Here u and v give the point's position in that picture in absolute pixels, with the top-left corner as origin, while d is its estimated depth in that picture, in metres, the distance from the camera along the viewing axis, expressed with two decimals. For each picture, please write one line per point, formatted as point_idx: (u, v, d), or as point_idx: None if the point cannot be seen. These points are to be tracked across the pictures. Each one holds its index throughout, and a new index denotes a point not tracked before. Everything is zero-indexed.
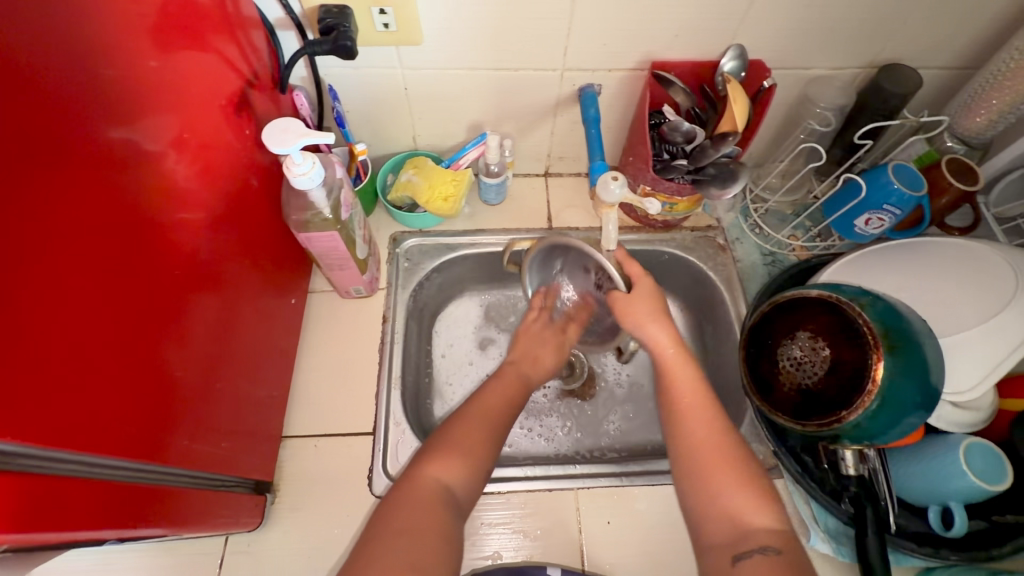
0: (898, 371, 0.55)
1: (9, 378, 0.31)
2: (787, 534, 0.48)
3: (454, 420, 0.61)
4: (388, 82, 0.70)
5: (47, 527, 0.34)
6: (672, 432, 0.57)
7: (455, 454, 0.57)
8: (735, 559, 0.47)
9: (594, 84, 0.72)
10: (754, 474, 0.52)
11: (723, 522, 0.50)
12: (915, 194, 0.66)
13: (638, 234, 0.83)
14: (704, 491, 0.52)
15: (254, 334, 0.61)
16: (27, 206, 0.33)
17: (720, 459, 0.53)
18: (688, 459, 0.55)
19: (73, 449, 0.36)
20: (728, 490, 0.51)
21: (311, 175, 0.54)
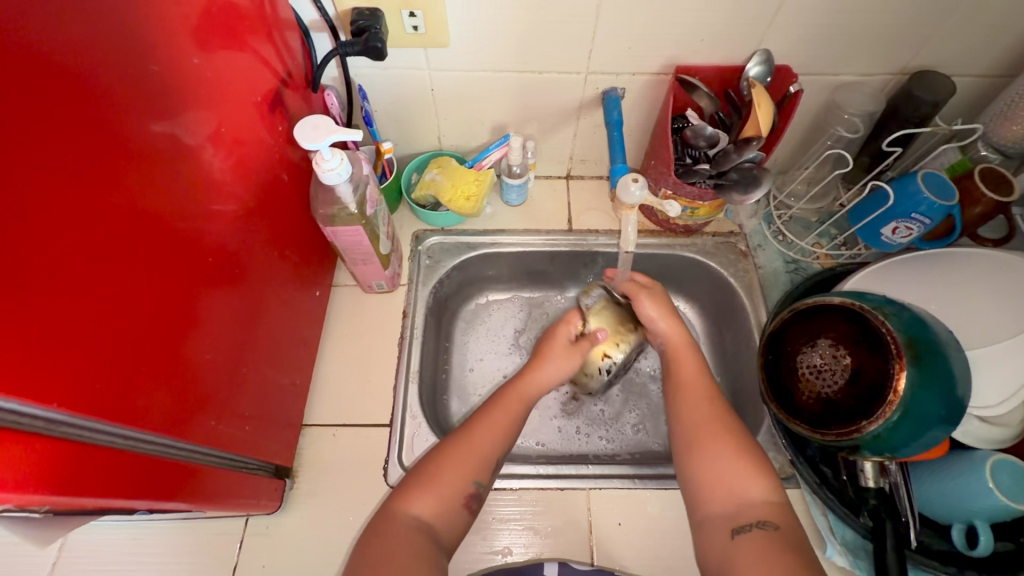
0: (922, 383, 0.53)
1: (57, 351, 0.34)
2: (780, 504, 0.54)
3: (431, 460, 0.60)
4: (416, 83, 0.71)
5: (83, 492, 0.36)
6: (678, 414, 0.63)
7: (433, 495, 0.56)
8: (735, 532, 0.52)
9: (618, 87, 0.72)
10: (752, 451, 0.57)
11: (722, 498, 0.55)
12: (945, 203, 0.65)
13: (658, 238, 0.83)
14: (704, 467, 0.57)
15: (280, 324, 0.64)
16: (79, 191, 0.36)
17: (723, 438, 0.58)
18: (691, 438, 0.59)
19: (110, 421, 0.38)
20: (730, 466, 0.56)
21: (339, 170, 0.56)
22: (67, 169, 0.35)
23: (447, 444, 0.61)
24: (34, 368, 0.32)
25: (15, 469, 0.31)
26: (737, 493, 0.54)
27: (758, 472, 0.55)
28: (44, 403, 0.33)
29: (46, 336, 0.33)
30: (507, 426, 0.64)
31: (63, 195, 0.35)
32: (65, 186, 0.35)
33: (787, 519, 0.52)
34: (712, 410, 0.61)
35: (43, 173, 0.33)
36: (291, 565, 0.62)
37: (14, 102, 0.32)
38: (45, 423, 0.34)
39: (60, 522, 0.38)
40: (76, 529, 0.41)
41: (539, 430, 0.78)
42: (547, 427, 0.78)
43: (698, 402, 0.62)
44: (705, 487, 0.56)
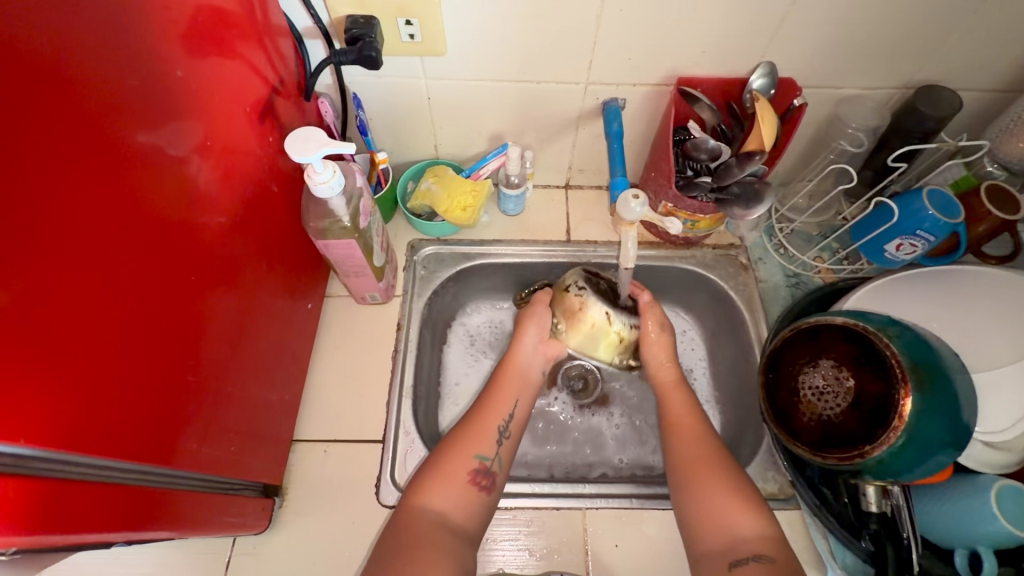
0: (926, 408, 0.52)
1: (20, 383, 0.32)
2: (775, 539, 0.52)
3: (441, 451, 0.60)
4: (412, 91, 0.70)
5: (53, 530, 0.34)
6: (671, 451, 0.62)
7: (450, 483, 0.57)
8: (733, 565, 0.50)
9: (618, 98, 0.70)
10: (745, 489, 0.56)
11: (717, 532, 0.53)
12: (951, 221, 0.63)
13: (657, 251, 0.82)
14: (697, 501, 0.56)
15: (268, 339, 0.62)
16: (52, 214, 0.34)
17: (715, 476, 0.57)
18: (684, 474, 0.58)
19: (83, 452, 0.36)
20: (723, 502, 0.55)
21: (331, 183, 0.55)
22: (40, 191, 0.33)
23: (455, 434, 0.62)
24: (0, 404, 0.31)
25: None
26: (731, 528, 0.53)
27: (750, 506, 0.54)
28: (8, 440, 0.31)
29: (12, 369, 0.31)
30: (505, 410, 0.65)
31: (33, 218, 0.33)
32: (36, 209, 0.33)
33: (783, 550, 0.51)
34: (705, 446, 0.60)
35: (13, 196, 0.32)
36: None
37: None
38: (12, 460, 0.32)
39: (30, 560, 0.36)
40: (49, 564, 0.39)
41: (532, 447, 0.77)
42: (543, 443, 0.77)
43: (689, 441, 0.61)
44: (700, 522, 0.55)
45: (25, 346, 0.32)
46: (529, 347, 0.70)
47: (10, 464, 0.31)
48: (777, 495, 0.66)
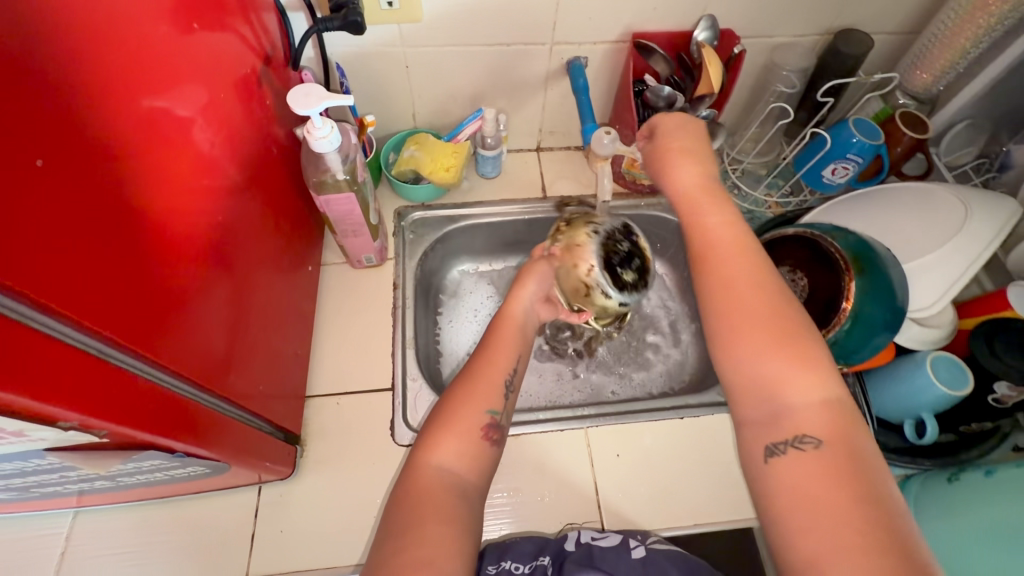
0: (868, 293, 0.61)
1: (102, 290, 0.37)
2: (833, 408, 0.43)
3: (448, 403, 0.59)
4: (390, 60, 0.74)
5: (122, 419, 0.39)
6: (710, 286, 0.50)
7: (459, 438, 0.56)
8: (770, 453, 0.43)
9: (580, 56, 0.77)
10: (798, 344, 0.46)
11: (760, 406, 0.45)
12: (874, 143, 0.74)
13: (626, 200, 0.89)
14: (739, 371, 0.47)
15: (277, 296, 0.66)
16: (103, 151, 0.39)
17: (761, 337, 0.46)
18: (722, 334, 0.48)
19: (146, 359, 0.41)
20: (771, 369, 0.45)
21: (330, 138, 0.59)
22: (92, 129, 0.38)
23: (459, 388, 0.60)
24: (88, 301, 0.36)
25: (50, 383, 0.33)
26: (777, 400, 0.45)
27: (805, 369, 0.45)
28: (77, 322, 0.35)
29: (94, 274, 0.36)
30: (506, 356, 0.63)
31: (93, 153, 0.38)
32: (95, 147, 0.38)
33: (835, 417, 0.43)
34: (751, 286, 0.49)
35: (77, 131, 0.36)
36: (310, 527, 0.64)
37: (36, 64, 0.34)
38: (99, 353, 0.37)
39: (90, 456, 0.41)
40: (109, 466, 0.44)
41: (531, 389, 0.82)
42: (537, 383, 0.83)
43: (729, 269, 0.50)
44: (740, 382, 0.47)
45: (88, 247, 0.36)
46: (530, 297, 0.69)
47: (96, 351, 0.36)
48: None
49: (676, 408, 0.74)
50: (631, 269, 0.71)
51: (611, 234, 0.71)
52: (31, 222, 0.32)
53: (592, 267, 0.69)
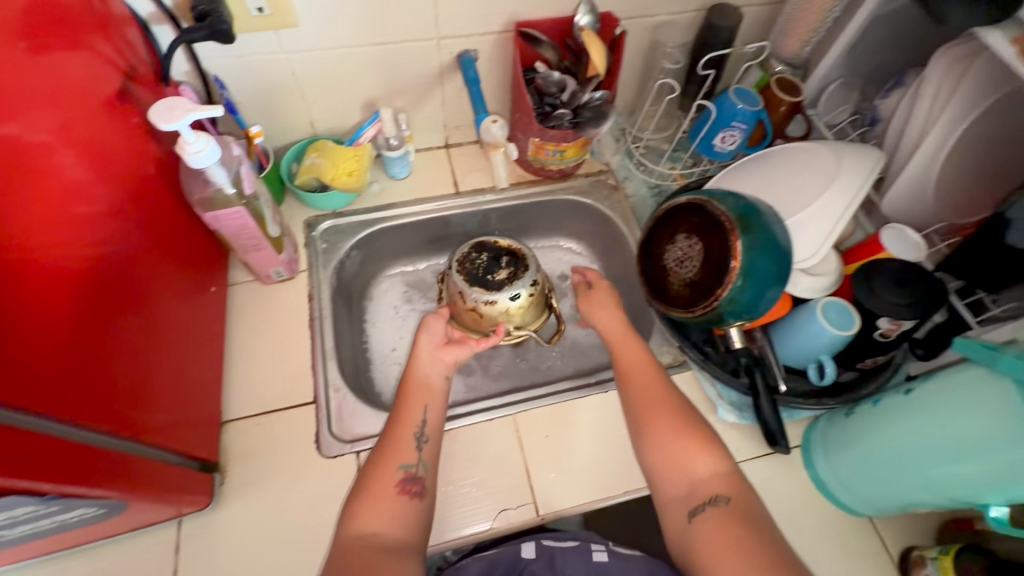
0: (755, 248, 0.64)
1: None
2: (730, 477, 0.55)
3: (367, 471, 0.59)
4: (273, 67, 0.72)
5: None
6: (632, 396, 0.63)
7: (380, 503, 0.56)
8: (691, 515, 0.53)
9: (470, 49, 0.78)
10: (697, 426, 0.59)
11: (677, 478, 0.56)
12: (754, 109, 0.78)
13: (538, 186, 0.91)
14: (657, 448, 0.58)
15: (179, 321, 0.63)
16: None
17: (668, 421, 0.59)
18: (641, 418, 0.61)
19: (9, 403, 0.38)
20: (681, 445, 0.57)
21: (206, 152, 0.57)
22: None
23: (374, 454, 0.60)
24: None
25: None
26: (688, 472, 0.56)
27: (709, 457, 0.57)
28: None
29: None
30: (417, 413, 0.63)
31: None
32: None
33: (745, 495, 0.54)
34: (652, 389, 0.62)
35: None
36: (240, 553, 0.62)
37: None
38: None
39: None
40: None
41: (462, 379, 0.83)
42: (468, 375, 0.84)
43: (647, 383, 0.63)
44: (664, 476, 0.57)
45: None
46: (432, 355, 0.67)
47: None
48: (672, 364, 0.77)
49: (601, 383, 0.76)
50: (500, 268, 0.76)
51: (464, 258, 0.77)
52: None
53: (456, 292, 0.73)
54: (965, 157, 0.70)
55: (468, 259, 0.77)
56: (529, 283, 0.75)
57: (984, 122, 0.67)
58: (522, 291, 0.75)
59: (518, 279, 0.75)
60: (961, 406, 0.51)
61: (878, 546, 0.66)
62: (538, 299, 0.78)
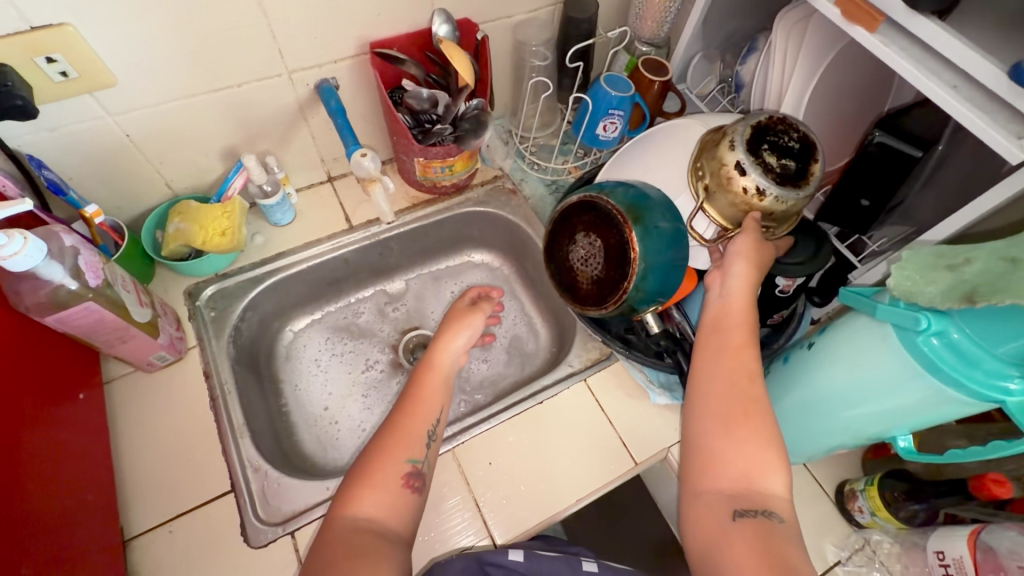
0: (649, 236, 0.64)
1: None
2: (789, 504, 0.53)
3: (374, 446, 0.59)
4: (100, 133, 0.64)
5: None
6: (719, 390, 0.59)
7: (380, 491, 0.56)
8: (735, 514, 0.52)
9: (328, 78, 0.73)
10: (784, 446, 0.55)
11: (734, 478, 0.54)
12: (625, 94, 0.79)
13: (435, 206, 0.88)
14: (726, 453, 0.55)
15: (44, 445, 0.54)
16: None
17: (753, 429, 0.56)
18: (725, 415, 0.57)
19: None
20: (755, 452, 0.55)
21: (27, 251, 0.49)
22: None
23: (379, 438, 0.60)
24: None
25: None
26: (748, 479, 0.54)
27: (779, 464, 0.54)
28: None
29: None
30: (431, 404, 0.64)
31: None
32: None
33: (784, 498, 0.53)
34: (749, 390, 0.58)
35: None
36: None
37: None
38: None
39: None
40: None
41: None
42: None
43: (738, 381, 0.59)
44: (710, 470, 0.56)
45: None
46: (459, 348, 0.70)
47: None
48: (600, 358, 0.78)
49: (533, 395, 0.74)
50: (781, 159, 0.62)
51: (770, 126, 0.63)
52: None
53: (731, 135, 0.62)
54: (822, 110, 0.74)
55: (771, 132, 0.63)
56: (754, 187, 0.61)
57: (830, 76, 0.72)
58: (749, 170, 0.61)
59: (746, 181, 0.61)
60: (858, 351, 0.54)
61: (817, 489, 0.69)
62: (724, 194, 0.64)
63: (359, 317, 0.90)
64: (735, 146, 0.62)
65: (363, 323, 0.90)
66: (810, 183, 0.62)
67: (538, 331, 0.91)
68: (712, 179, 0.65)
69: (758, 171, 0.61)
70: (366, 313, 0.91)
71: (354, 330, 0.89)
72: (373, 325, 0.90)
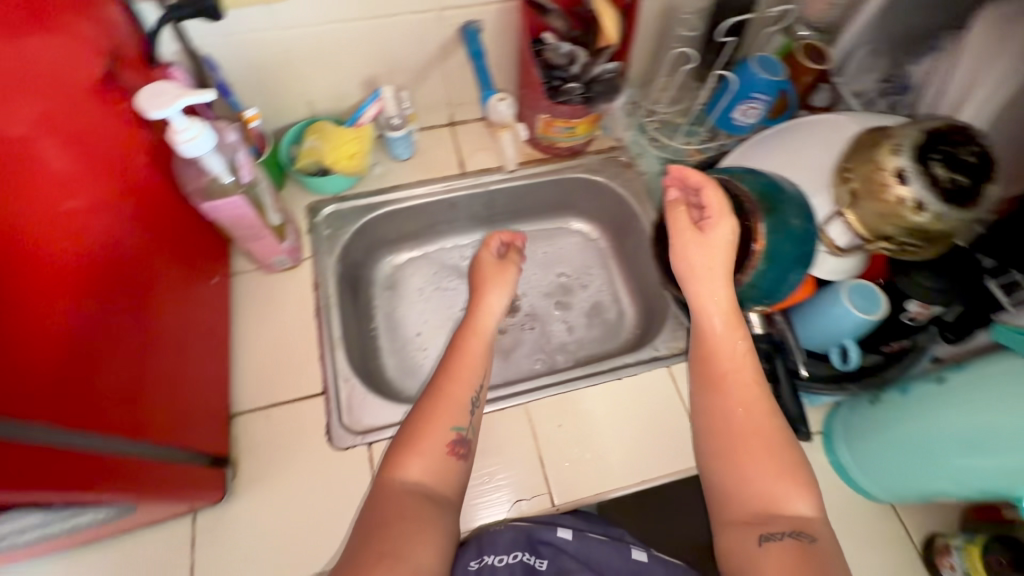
0: (777, 232, 0.60)
1: None
2: (817, 519, 0.50)
3: (413, 421, 0.56)
4: (266, 45, 0.69)
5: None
6: (712, 414, 0.55)
7: (427, 457, 0.54)
8: (762, 539, 0.48)
9: (474, 20, 0.74)
10: (795, 462, 0.52)
11: (755, 501, 0.51)
12: (776, 79, 0.73)
13: (547, 165, 0.88)
14: (737, 475, 0.52)
15: (179, 315, 0.61)
16: None
17: (759, 452, 0.52)
18: (726, 439, 0.54)
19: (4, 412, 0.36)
20: (769, 475, 0.51)
21: (198, 139, 0.54)
22: None
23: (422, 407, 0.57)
24: None
25: None
26: (769, 501, 0.51)
27: (799, 486, 0.51)
28: None
29: None
30: (471, 371, 0.59)
31: None
32: None
33: (816, 520, 0.50)
34: (749, 417, 0.54)
35: None
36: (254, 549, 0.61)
37: None
38: None
39: None
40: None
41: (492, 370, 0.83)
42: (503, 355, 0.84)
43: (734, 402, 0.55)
44: (728, 496, 0.52)
45: None
46: (498, 309, 0.65)
47: None
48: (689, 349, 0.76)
49: (614, 370, 0.74)
50: (949, 176, 0.56)
51: (945, 137, 0.57)
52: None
53: (899, 138, 0.57)
54: (1014, 125, 0.64)
55: (944, 144, 0.57)
56: (912, 199, 0.56)
57: None
58: (910, 181, 0.56)
59: (904, 192, 0.56)
60: (981, 403, 0.50)
61: (901, 533, 0.64)
62: (873, 202, 0.59)
63: (465, 260, 0.92)
64: (901, 151, 0.56)
65: (461, 265, 0.92)
66: (978, 208, 0.56)
67: (625, 311, 0.89)
68: (861, 184, 0.60)
69: (921, 184, 0.55)
70: (467, 253, 0.93)
71: (456, 271, 0.91)
72: None
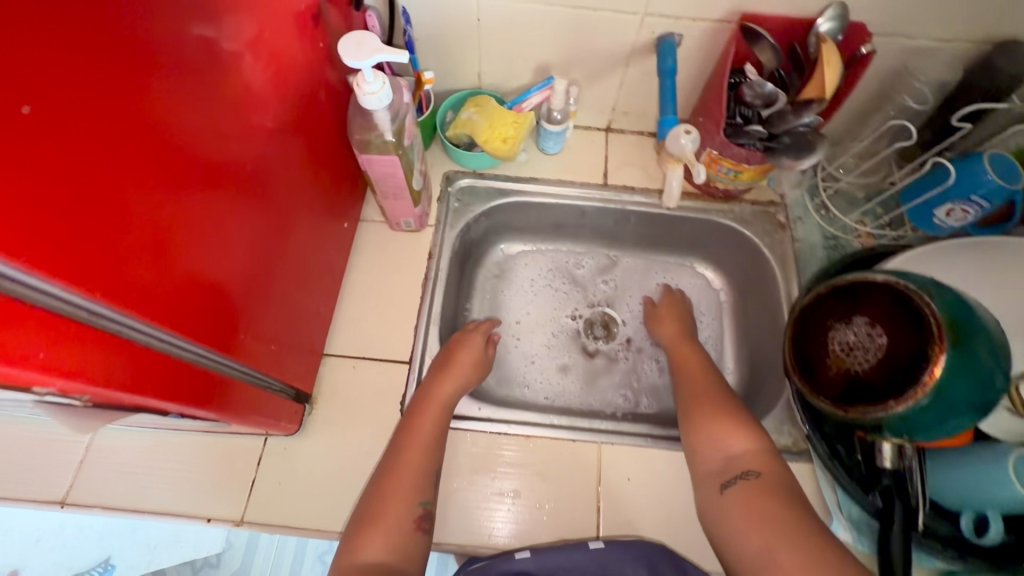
0: (953, 369, 0.52)
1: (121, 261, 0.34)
2: (765, 453, 0.56)
3: (374, 502, 0.56)
4: (461, 9, 0.67)
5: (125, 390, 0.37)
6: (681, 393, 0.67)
7: (386, 534, 0.53)
8: (723, 488, 0.55)
9: (675, 33, 0.68)
10: (735, 412, 0.61)
11: (715, 456, 0.58)
12: (1009, 186, 0.61)
13: (695, 202, 0.81)
14: (694, 433, 0.61)
15: (308, 249, 0.63)
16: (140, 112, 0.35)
17: (706, 408, 0.62)
18: (688, 408, 0.64)
19: (155, 324, 0.38)
20: (718, 426, 0.59)
21: (379, 94, 0.54)
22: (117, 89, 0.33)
23: (381, 479, 0.58)
24: (100, 270, 0.32)
25: (59, 355, 0.31)
26: (722, 449, 0.58)
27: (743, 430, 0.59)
28: (88, 294, 0.31)
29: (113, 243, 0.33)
30: (431, 436, 0.61)
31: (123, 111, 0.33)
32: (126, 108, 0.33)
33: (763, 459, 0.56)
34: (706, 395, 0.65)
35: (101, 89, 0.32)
36: (309, 486, 0.63)
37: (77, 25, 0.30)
38: (92, 315, 0.32)
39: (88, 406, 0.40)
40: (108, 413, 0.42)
41: (574, 390, 0.80)
42: (590, 376, 0.81)
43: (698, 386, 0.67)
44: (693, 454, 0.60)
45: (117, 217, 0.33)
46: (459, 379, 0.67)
47: (87, 316, 0.32)
48: (791, 448, 0.69)
49: None
50: None
51: None
52: (24, 168, 0.27)
53: None
54: None
55: None
56: None
57: None
58: None
59: None
60: None
61: None
62: None
63: (579, 267, 0.89)
64: None
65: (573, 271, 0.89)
66: None
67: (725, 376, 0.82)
68: None
69: None
70: (585, 261, 0.90)
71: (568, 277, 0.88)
72: (589, 279, 0.88)
